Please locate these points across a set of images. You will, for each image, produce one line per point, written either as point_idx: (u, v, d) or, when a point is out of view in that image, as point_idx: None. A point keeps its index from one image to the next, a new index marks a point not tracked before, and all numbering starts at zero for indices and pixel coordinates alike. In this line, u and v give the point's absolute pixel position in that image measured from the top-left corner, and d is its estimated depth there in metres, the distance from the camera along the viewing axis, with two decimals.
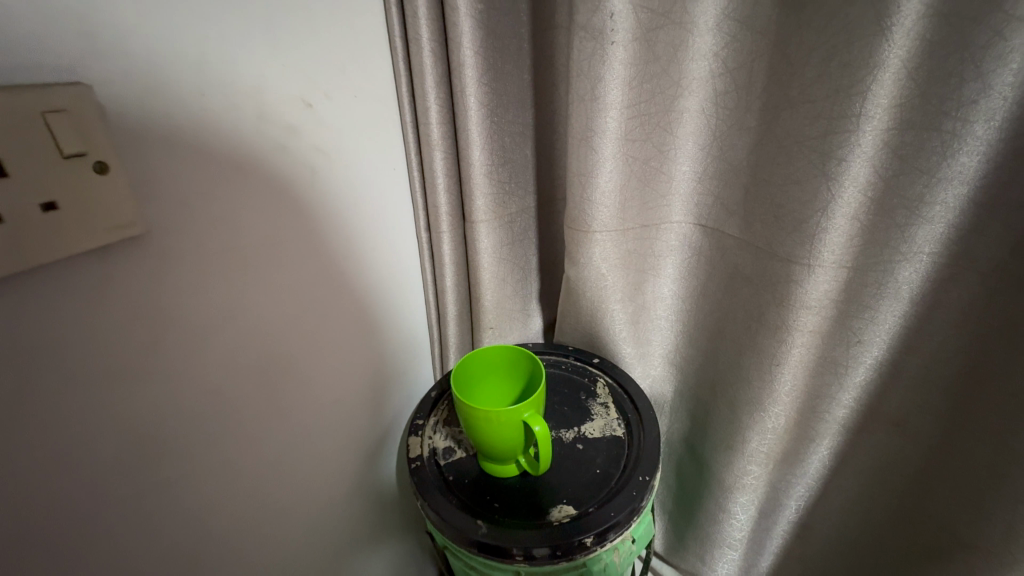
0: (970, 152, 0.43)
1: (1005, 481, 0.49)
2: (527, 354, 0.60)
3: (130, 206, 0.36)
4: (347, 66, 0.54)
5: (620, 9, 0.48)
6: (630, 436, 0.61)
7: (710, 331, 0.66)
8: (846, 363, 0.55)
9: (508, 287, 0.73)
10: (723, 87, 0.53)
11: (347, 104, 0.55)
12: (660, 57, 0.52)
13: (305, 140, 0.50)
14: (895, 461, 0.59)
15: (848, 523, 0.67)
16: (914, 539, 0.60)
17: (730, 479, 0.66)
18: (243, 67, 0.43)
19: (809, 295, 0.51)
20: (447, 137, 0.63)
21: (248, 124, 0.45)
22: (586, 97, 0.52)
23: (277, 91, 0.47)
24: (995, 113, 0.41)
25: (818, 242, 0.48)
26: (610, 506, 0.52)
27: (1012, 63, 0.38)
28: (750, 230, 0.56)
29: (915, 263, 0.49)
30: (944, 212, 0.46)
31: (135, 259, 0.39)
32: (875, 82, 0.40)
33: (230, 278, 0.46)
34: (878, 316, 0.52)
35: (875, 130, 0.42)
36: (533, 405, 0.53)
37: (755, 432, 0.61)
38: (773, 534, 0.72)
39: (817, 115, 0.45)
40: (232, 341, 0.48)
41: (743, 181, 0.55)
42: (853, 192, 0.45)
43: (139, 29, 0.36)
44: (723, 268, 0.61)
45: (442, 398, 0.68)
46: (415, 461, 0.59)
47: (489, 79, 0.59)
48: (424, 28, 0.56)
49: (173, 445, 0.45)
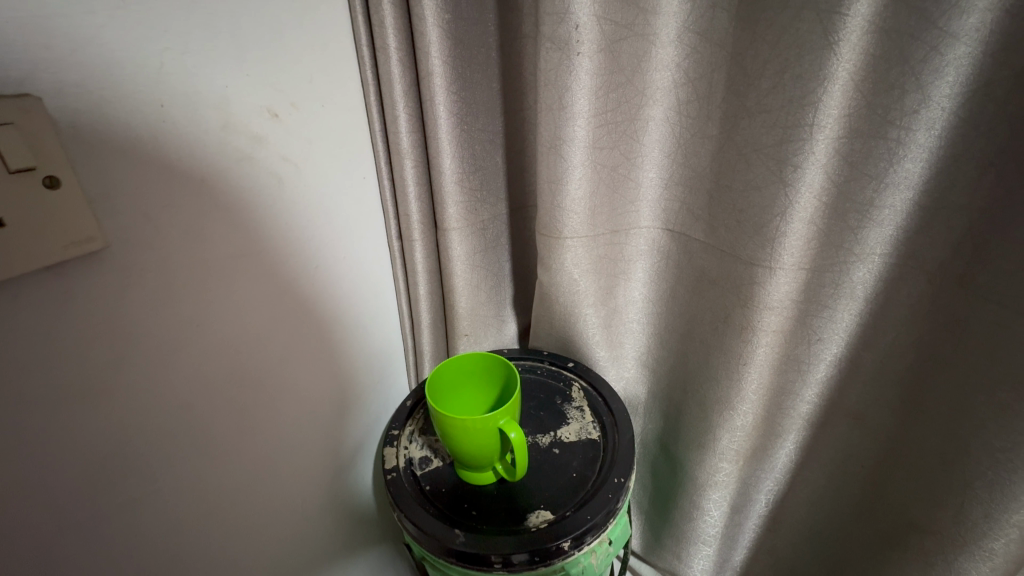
0: (913, 159, 0.45)
1: (955, 468, 0.51)
2: (502, 360, 0.60)
3: (87, 222, 0.35)
4: (314, 76, 0.53)
5: (585, 21, 0.49)
6: (606, 438, 0.62)
7: (680, 333, 0.68)
8: (808, 359, 0.57)
9: (482, 295, 0.73)
10: (685, 97, 0.55)
11: (315, 114, 0.54)
12: (624, 67, 0.54)
13: (272, 150, 0.49)
14: (855, 450, 0.62)
15: (813, 514, 0.69)
16: (873, 526, 0.63)
17: (703, 477, 0.68)
18: (205, 77, 0.42)
19: (772, 296, 0.52)
20: (417, 145, 0.63)
21: (212, 135, 0.44)
22: (555, 106, 0.53)
23: (242, 101, 0.46)
24: (935, 122, 0.44)
25: (777, 245, 0.50)
26: (587, 508, 0.53)
27: (947, 76, 0.42)
28: (714, 234, 0.57)
29: (867, 262, 0.51)
30: (891, 215, 0.49)
31: (96, 276, 0.38)
32: (825, 92, 0.42)
33: (197, 292, 0.45)
34: (836, 314, 0.54)
35: (827, 139, 0.44)
36: (511, 408, 0.53)
37: (725, 430, 0.63)
38: (746, 528, 0.74)
39: (773, 123, 0.46)
40: (198, 358, 0.46)
41: (707, 187, 0.57)
42: (809, 198, 0.47)
43: (96, 39, 0.35)
44: (690, 272, 0.63)
45: (417, 407, 0.67)
46: (391, 473, 0.58)
47: (457, 88, 0.60)
48: (391, 36, 0.55)
49: (138, 467, 0.43)
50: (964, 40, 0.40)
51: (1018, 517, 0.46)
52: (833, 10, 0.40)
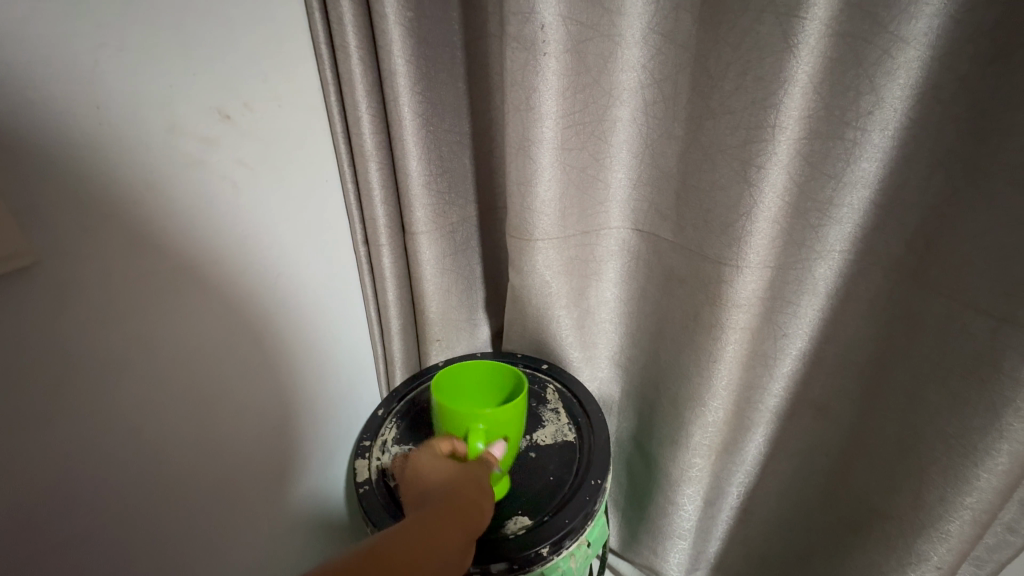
0: (869, 158, 0.47)
1: (910, 453, 0.54)
2: (520, 378, 0.58)
3: (14, 238, 0.34)
4: (270, 75, 0.50)
5: (550, 21, 0.48)
6: (581, 440, 0.61)
7: (652, 332, 0.68)
8: (775, 354, 0.59)
9: (453, 299, 0.72)
10: (651, 98, 0.56)
11: (272, 115, 0.51)
12: (590, 69, 0.54)
13: (225, 152, 0.47)
14: (820, 439, 0.64)
15: (781, 502, 0.71)
16: (836, 512, 0.65)
17: (677, 473, 0.69)
18: (147, 77, 0.40)
19: (739, 294, 0.53)
20: (382, 147, 0.60)
21: (157, 137, 0.42)
22: (522, 107, 0.52)
23: (190, 102, 0.43)
24: (888, 123, 0.45)
25: (744, 244, 0.51)
26: (565, 512, 0.52)
27: (897, 79, 0.43)
28: (682, 233, 0.58)
29: (828, 258, 0.53)
30: (849, 213, 0.50)
31: (26, 292, 0.36)
32: (786, 94, 0.43)
33: (141, 303, 0.43)
34: (799, 309, 0.56)
35: (788, 140, 0.45)
36: (493, 412, 0.52)
37: (697, 426, 0.64)
38: (719, 520, 0.76)
39: (737, 125, 0.47)
40: (147, 375, 0.45)
41: (674, 187, 0.58)
42: (773, 197, 0.48)
43: (16, 33, 0.33)
44: (660, 271, 0.63)
45: (389, 416, 0.65)
46: (363, 487, 0.56)
47: (422, 88, 0.58)
48: (351, 34, 0.53)
49: (85, 495, 0.42)
50: (913, 43, 0.42)
51: (970, 499, 0.47)
52: (791, 13, 0.41)
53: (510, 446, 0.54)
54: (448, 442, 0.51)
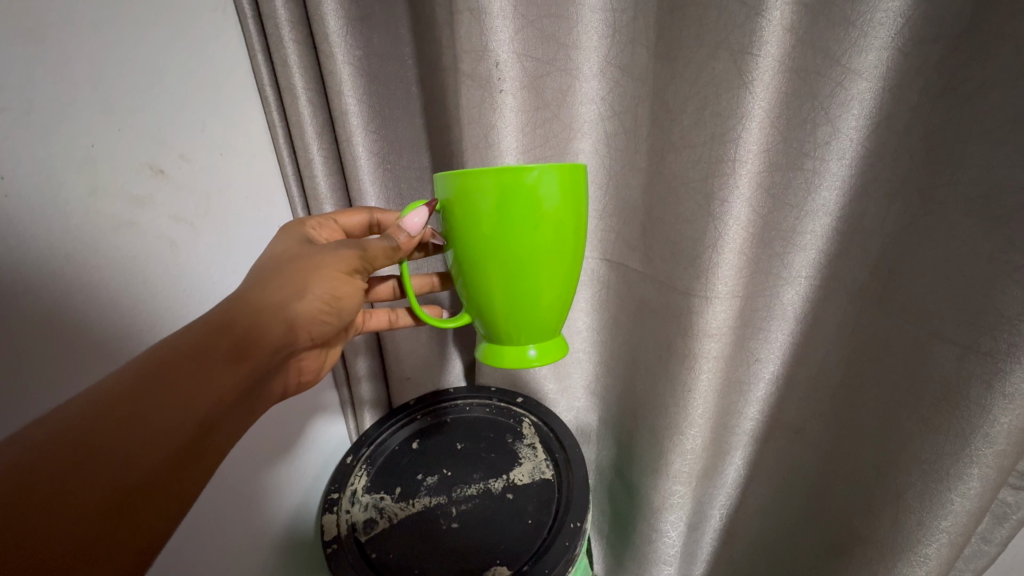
0: (829, 185, 0.49)
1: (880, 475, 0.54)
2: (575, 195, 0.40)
3: None
4: (207, 123, 0.49)
5: (504, 58, 0.47)
6: (560, 477, 0.60)
7: (626, 361, 0.68)
8: (749, 378, 0.61)
9: (421, 336, 0.70)
10: (611, 129, 0.56)
11: (212, 164, 0.50)
12: (548, 102, 0.53)
13: (158, 211, 0.45)
14: (795, 459, 0.65)
15: (762, 521, 0.72)
16: (812, 534, 0.65)
17: (656, 500, 0.67)
18: (68, 138, 0.37)
19: (711, 323, 0.52)
20: (337, 188, 0.59)
21: (78, 202, 0.38)
22: (481, 144, 0.51)
23: (115, 162, 0.41)
24: (845, 151, 0.47)
25: (711, 276, 0.49)
26: (544, 561, 0.50)
27: (853, 110, 0.45)
28: (650, 265, 0.57)
29: (795, 285, 0.55)
30: (813, 239, 0.52)
31: None
32: (744, 130, 0.42)
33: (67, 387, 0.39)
34: (769, 334, 0.58)
35: (750, 172, 0.44)
36: (494, 225, 0.38)
37: (675, 453, 0.62)
38: (703, 544, 0.77)
39: (699, 158, 0.46)
40: None
41: (640, 219, 0.58)
42: (737, 229, 0.47)
43: None
44: (631, 300, 0.63)
45: (359, 462, 0.63)
46: (332, 544, 0.53)
47: (375, 126, 0.56)
48: (297, 75, 0.50)
49: None
50: (864, 76, 0.43)
51: (946, 523, 0.45)
52: (744, 51, 0.39)
53: (534, 285, 0.42)
54: (361, 215, 0.52)
